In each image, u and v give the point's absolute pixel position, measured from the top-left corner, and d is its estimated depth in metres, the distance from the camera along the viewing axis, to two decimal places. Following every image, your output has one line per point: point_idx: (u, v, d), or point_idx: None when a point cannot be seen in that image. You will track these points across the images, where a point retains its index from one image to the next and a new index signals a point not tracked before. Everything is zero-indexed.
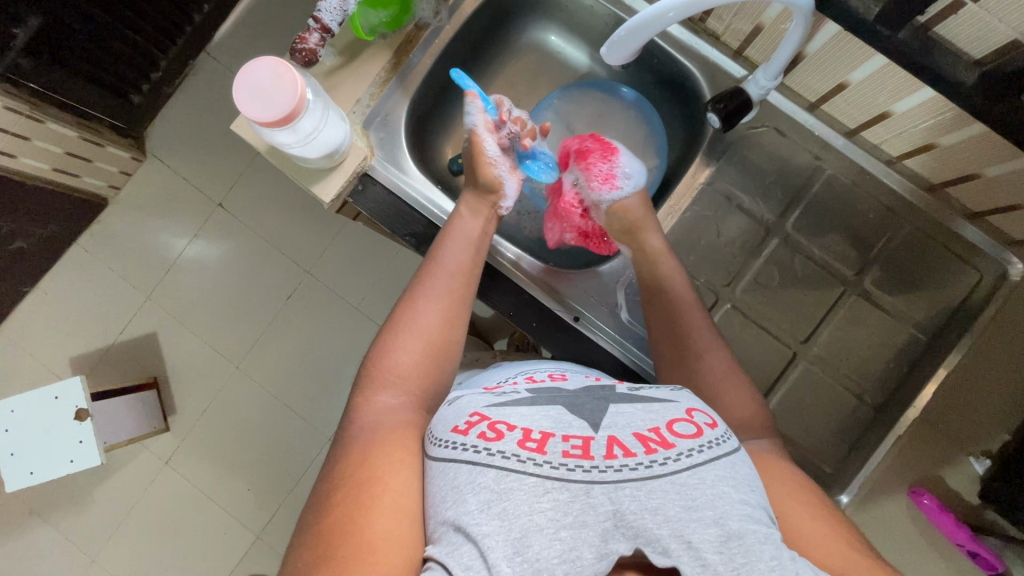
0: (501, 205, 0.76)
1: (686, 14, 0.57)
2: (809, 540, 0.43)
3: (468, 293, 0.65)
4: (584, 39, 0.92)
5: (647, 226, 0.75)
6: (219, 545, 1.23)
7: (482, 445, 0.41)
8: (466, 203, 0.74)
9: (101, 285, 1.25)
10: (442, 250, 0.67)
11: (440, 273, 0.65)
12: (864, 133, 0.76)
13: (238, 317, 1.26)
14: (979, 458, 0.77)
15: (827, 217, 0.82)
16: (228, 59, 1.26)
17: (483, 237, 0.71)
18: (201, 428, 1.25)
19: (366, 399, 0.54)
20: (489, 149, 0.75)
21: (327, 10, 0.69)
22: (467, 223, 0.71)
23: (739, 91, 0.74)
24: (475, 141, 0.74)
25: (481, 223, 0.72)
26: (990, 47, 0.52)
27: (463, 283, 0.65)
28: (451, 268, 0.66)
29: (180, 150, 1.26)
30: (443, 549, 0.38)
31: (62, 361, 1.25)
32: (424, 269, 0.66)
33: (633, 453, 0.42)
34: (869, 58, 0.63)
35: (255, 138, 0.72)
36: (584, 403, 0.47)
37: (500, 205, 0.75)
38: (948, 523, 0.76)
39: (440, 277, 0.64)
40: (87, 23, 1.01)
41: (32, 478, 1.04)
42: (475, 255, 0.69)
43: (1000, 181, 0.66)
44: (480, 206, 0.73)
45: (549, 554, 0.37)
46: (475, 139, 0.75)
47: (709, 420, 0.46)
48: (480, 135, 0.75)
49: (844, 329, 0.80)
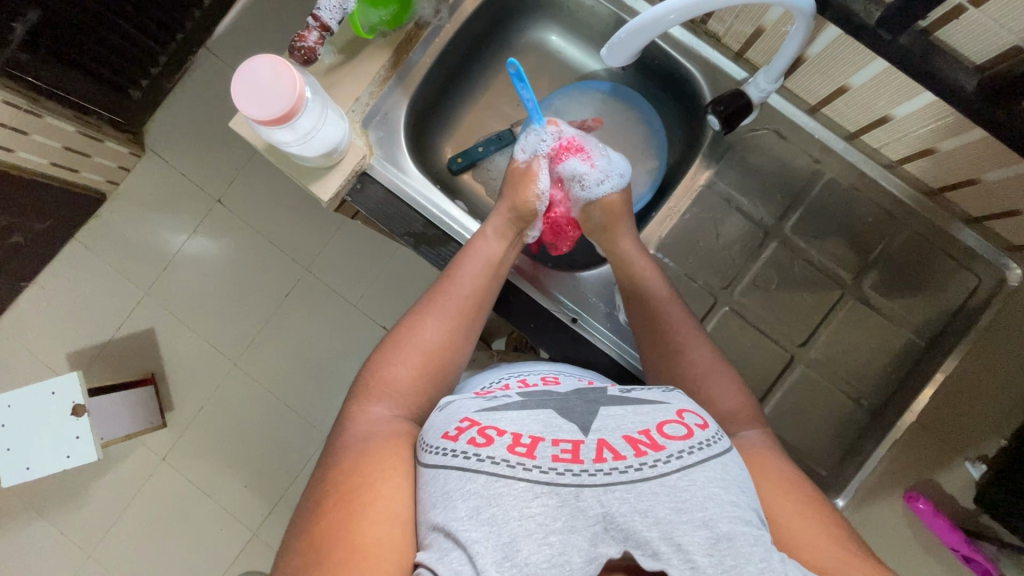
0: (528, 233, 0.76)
1: (687, 16, 0.56)
2: (793, 540, 0.44)
3: (478, 323, 0.65)
4: (585, 39, 0.92)
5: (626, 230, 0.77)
6: (216, 542, 1.23)
7: (472, 451, 0.41)
8: (492, 224, 0.73)
9: (99, 280, 1.25)
10: (460, 271, 0.67)
11: (456, 298, 0.64)
12: (865, 136, 0.75)
13: (236, 313, 1.26)
14: (976, 462, 0.76)
15: (825, 220, 0.82)
16: (227, 54, 1.26)
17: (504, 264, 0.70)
18: (198, 425, 1.24)
19: (361, 408, 0.54)
20: (540, 186, 0.75)
21: (327, 8, 0.69)
22: (491, 246, 0.70)
23: (739, 94, 0.73)
24: (532, 169, 0.76)
25: (504, 249, 0.71)
26: (991, 52, 0.52)
27: (476, 309, 0.65)
28: (466, 291, 0.65)
29: (180, 146, 1.26)
30: (432, 555, 0.38)
31: (59, 355, 1.24)
32: (442, 291, 0.65)
33: (622, 455, 0.41)
34: (871, 62, 0.63)
35: (253, 135, 0.72)
36: (575, 406, 0.47)
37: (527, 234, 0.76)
38: (944, 528, 0.76)
39: (455, 300, 0.64)
40: (85, 16, 1.00)
41: (29, 473, 1.04)
42: (492, 280, 0.68)
43: (999, 186, 0.66)
44: (507, 231, 0.73)
45: (538, 559, 0.37)
46: (531, 167, 0.77)
47: (700, 421, 0.46)
48: (536, 165, 0.77)
49: (842, 333, 0.80)
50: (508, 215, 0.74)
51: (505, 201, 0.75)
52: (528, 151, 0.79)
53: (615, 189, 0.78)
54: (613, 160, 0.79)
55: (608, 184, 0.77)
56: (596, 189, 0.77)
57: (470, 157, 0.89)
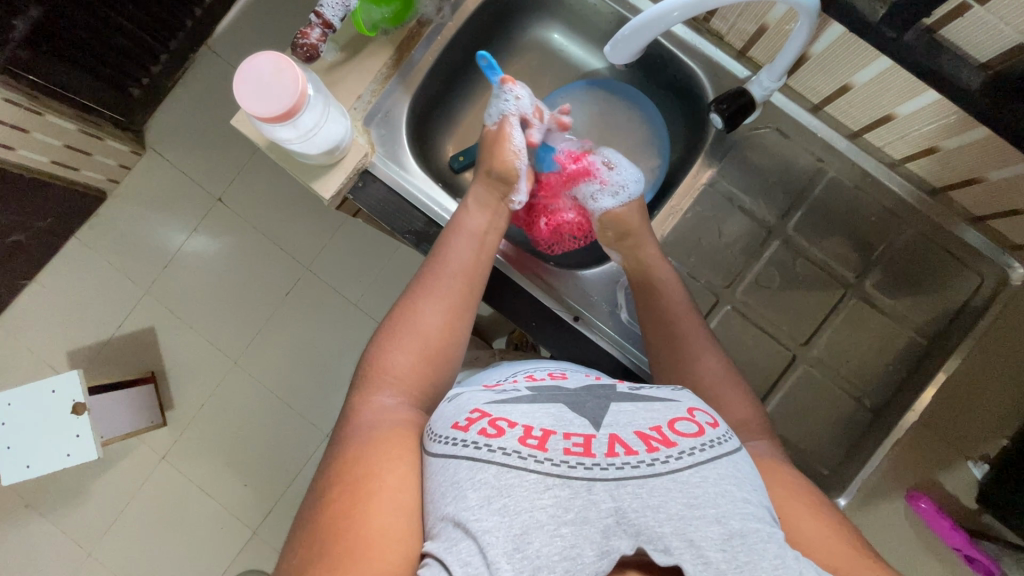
0: (511, 198, 0.75)
1: (690, 13, 0.56)
2: (811, 542, 0.43)
3: (472, 297, 0.65)
4: (587, 38, 0.92)
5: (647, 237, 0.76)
6: (215, 540, 1.23)
7: (483, 441, 0.41)
8: (475, 196, 0.73)
9: (100, 278, 1.25)
10: (445, 246, 0.67)
11: (443, 273, 0.64)
12: (867, 135, 0.76)
13: (237, 311, 1.25)
14: (978, 462, 0.76)
15: (827, 219, 0.81)
16: (228, 52, 1.25)
17: (488, 233, 0.71)
18: (198, 424, 1.24)
19: (363, 398, 0.54)
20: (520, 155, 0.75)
21: (329, 6, 0.70)
22: (472, 217, 0.71)
23: (742, 92, 0.73)
24: (503, 129, 0.74)
25: (487, 218, 0.71)
26: (995, 50, 0.52)
27: (467, 281, 0.65)
28: (454, 267, 0.65)
29: (181, 144, 1.26)
30: (441, 545, 0.38)
31: (59, 354, 1.24)
32: (431, 269, 0.65)
33: (635, 450, 0.41)
34: (875, 60, 0.63)
35: (255, 133, 0.72)
36: (585, 401, 0.47)
37: (512, 198, 0.75)
38: (946, 527, 0.75)
39: (442, 275, 0.64)
40: (87, 14, 1.00)
41: (30, 471, 1.04)
42: (478, 252, 0.68)
43: (1002, 186, 0.66)
44: (488, 199, 0.73)
45: (550, 551, 0.37)
46: (503, 127, 0.75)
47: (710, 419, 0.46)
48: (509, 126, 0.75)
49: (845, 332, 0.80)
50: (485, 183, 0.74)
51: (481, 168, 0.75)
52: (495, 115, 0.76)
53: (629, 202, 0.78)
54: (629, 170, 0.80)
55: (622, 197, 0.78)
56: (607, 201, 0.78)
57: (471, 155, 0.88)
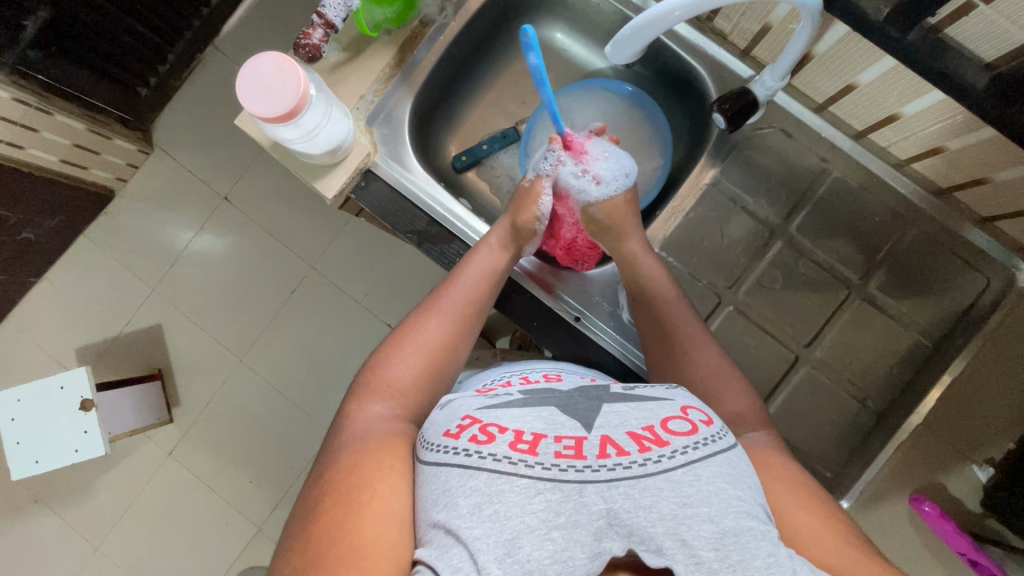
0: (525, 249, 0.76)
1: (692, 13, 0.56)
2: (800, 536, 0.43)
3: (475, 324, 0.65)
4: (591, 36, 0.91)
5: (633, 231, 0.75)
6: (219, 538, 1.24)
7: (473, 448, 0.41)
8: (498, 234, 0.72)
9: (108, 276, 1.26)
10: (460, 278, 0.67)
11: (457, 302, 0.65)
12: (871, 135, 0.75)
13: (242, 308, 1.26)
14: (983, 466, 0.77)
15: (832, 220, 0.81)
16: (235, 52, 1.26)
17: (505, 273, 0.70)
18: (204, 421, 1.25)
19: (358, 407, 0.54)
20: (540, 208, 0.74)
21: (331, 6, 0.70)
22: (493, 256, 0.70)
23: (745, 92, 0.73)
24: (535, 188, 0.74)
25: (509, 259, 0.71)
26: (1001, 49, 0.51)
27: (478, 311, 0.66)
28: (470, 297, 0.66)
29: (188, 143, 1.27)
30: (432, 552, 0.38)
31: (68, 351, 1.26)
32: (443, 294, 0.65)
33: (626, 451, 0.41)
34: (880, 59, 0.62)
35: (258, 132, 0.72)
36: (577, 404, 0.47)
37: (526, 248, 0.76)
38: (950, 531, 0.76)
39: (456, 304, 0.65)
40: (95, 16, 1.01)
41: (38, 466, 1.05)
42: (493, 289, 0.68)
43: (1007, 186, 0.65)
44: (510, 243, 0.72)
45: (541, 555, 0.37)
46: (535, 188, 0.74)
47: (704, 417, 0.46)
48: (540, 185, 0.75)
49: (848, 333, 0.80)
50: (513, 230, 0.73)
51: (508, 214, 0.75)
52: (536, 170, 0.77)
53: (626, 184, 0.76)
54: (621, 162, 0.76)
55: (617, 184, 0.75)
56: (589, 190, 0.75)
57: (474, 155, 0.90)
